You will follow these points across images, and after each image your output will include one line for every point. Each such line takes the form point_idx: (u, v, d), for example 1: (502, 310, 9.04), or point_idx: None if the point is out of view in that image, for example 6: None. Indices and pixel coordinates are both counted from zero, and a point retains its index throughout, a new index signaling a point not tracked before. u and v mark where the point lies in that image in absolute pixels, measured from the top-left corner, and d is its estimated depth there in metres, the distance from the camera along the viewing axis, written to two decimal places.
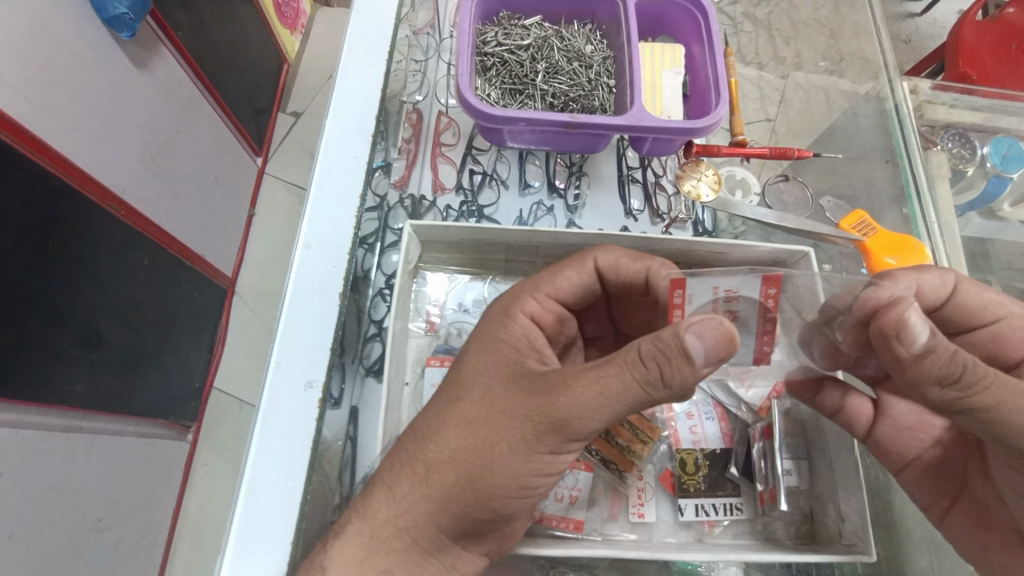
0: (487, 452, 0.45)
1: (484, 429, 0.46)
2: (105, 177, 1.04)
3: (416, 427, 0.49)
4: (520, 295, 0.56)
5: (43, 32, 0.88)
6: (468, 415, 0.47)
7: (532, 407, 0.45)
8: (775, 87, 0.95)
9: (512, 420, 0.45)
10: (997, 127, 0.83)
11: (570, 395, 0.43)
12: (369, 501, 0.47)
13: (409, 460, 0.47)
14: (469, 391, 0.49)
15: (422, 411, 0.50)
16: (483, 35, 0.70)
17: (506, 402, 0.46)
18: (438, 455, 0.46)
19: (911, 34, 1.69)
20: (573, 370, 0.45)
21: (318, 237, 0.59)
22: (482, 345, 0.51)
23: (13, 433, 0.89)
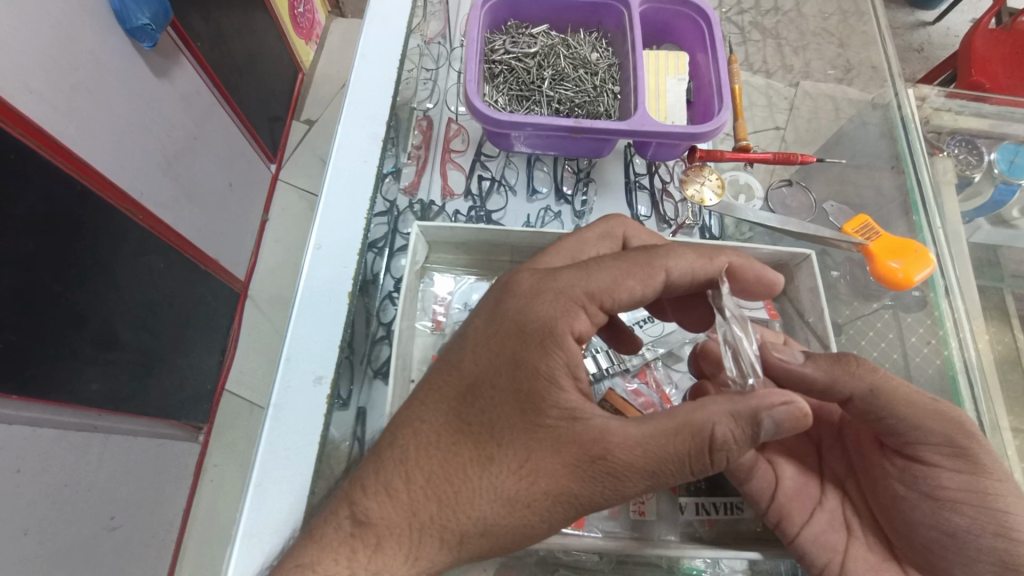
0: (517, 521, 0.44)
1: (519, 501, 0.44)
2: (124, 181, 1.07)
3: (442, 481, 0.45)
4: (562, 308, 0.48)
5: (69, 42, 0.91)
6: (503, 482, 0.44)
7: (578, 469, 0.43)
8: (785, 96, 0.97)
9: (554, 485, 0.44)
10: (1007, 133, 0.83)
11: (628, 470, 0.43)
12: (374, 563, 0.44)
13: (435, 522, 0.44)
14: (504, 449, 0.44)
15: (438, 459, 0.45)
16: (491, 43, 0.72)
17: (552, 469, 0.44)
18: (470, 524, 0.44)
19: (922, 43, 1.69)
20: (630, 439, 0.43)
21: (328, 238, 0.60)
22: (517, 386, 0.46)
23: (31, 430, 0.91)
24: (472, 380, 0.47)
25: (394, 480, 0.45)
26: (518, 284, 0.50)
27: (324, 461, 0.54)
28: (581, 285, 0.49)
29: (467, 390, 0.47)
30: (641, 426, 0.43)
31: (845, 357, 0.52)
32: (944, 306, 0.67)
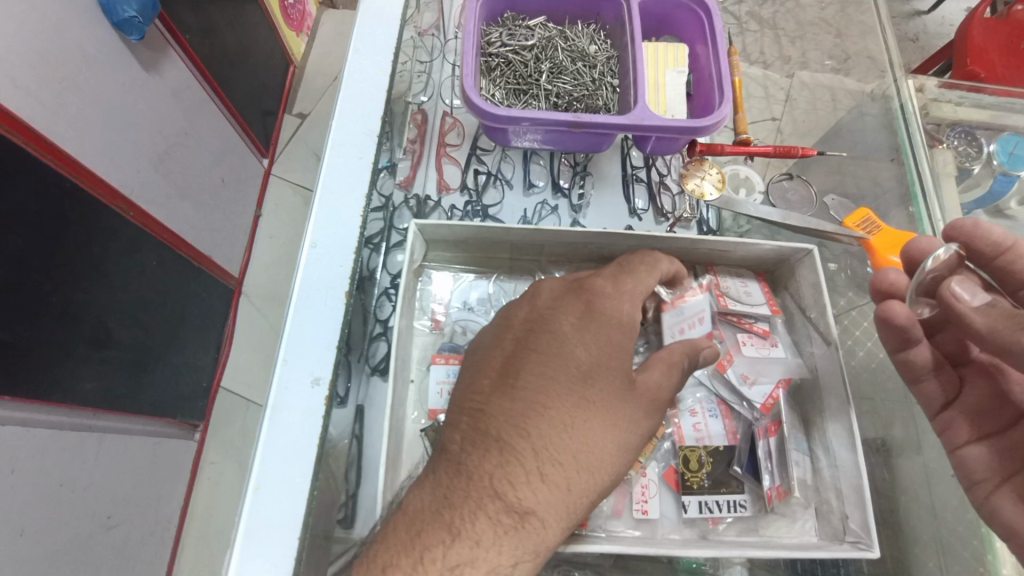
0: (592, 464, 0.50)
1: (586, 445, 0.50)
2: (114, 178, 1.05)
3: (563, 437, 0.50)
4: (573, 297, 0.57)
5: (55, 36, 0.89)
6: (575, 433, 0.50)
7: (645, 406, 0.54)
8: (781, 86, 0.95)
9: (626, 421, 0.53)
10: (1005, 124, 0.83)
11: (657, 393, 0.55)
12: (475, 534, 0.45)
13: (560, 472, 0.49)
14: (561, 406, 0.51)
15: (556, 418, 0.51)
16: (488, 36, 0.71)
17: (620, 410, 0.53)
18: (559, 479, 0.49)
19: (918, 33, 1.68)
20: (656, 373, 0.55)
21: (324, 236, 0.59)
22: (588, 344, 0.54)
23: (24, 430, 0.90)
24: (516, 368, 0.54)
25: (513, 440, 0.49)
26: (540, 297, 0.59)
27: (325, 463, 0.53)
28: (550, 283, 0.60)
29: (504, 369, 0.54)
30: (661, 371, 0.56)
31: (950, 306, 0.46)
32: None
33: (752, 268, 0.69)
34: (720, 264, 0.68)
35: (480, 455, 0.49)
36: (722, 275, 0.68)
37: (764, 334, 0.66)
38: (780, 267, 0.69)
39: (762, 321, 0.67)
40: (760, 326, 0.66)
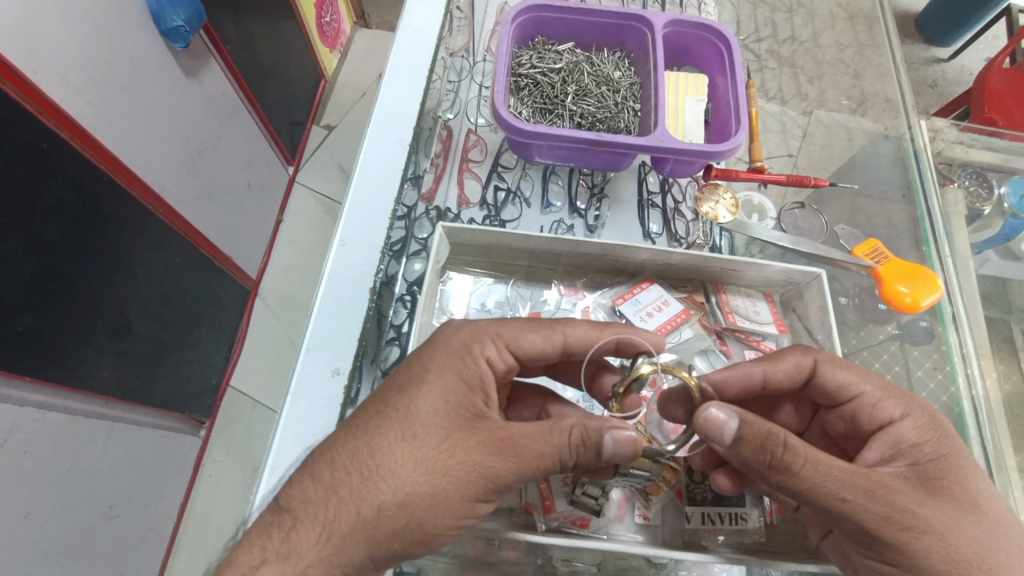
0: (433, 496, 0.44)
1: (437, 472, 0.45)
2: (149, 176, 1.10)
3: (361, 468, 0.45)
4: (445, 343, 0.52)
5: (107, 41, 0.95)
6: (425, 455, 0.45)
7: (484, 458, 0.45)
8: (798, 123, 0.98)
9: (464, 464, 0.45)
10: (1015, 168, 0.84)
11: (527, 450, 0.46)
12: (286, 546, 0.44)
13: (351, 497, 0.44)
14: (424, 428, 0.46)
15: (392, 449, 0.45)
16: (518, 58, 0.74)
17: (463, 444, 0.46)
18: (386, 497, 0.44)
19: (936, 79, 1.71)
20: (531, 427, 0.47)
21: (353, 235, 0.62)
22: (437, 386, 0.49)
23: (40, 413, 0.93)
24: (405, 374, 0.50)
25: (320, 464, 0.46)
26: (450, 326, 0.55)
27: None
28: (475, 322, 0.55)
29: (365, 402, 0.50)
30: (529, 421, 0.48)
31: (770, 443, 0.45)
32: (953, 339, 0.68)
33: (761, 289, 0.70)
34: (729, 284, 0.69)
35: (316, 477, 0.46)
36: (732, 293, 0.69)
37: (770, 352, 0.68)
38: (788, 289, 0.69)
39: (770, 339, 0.68)
40: (768, 344, 0.67)
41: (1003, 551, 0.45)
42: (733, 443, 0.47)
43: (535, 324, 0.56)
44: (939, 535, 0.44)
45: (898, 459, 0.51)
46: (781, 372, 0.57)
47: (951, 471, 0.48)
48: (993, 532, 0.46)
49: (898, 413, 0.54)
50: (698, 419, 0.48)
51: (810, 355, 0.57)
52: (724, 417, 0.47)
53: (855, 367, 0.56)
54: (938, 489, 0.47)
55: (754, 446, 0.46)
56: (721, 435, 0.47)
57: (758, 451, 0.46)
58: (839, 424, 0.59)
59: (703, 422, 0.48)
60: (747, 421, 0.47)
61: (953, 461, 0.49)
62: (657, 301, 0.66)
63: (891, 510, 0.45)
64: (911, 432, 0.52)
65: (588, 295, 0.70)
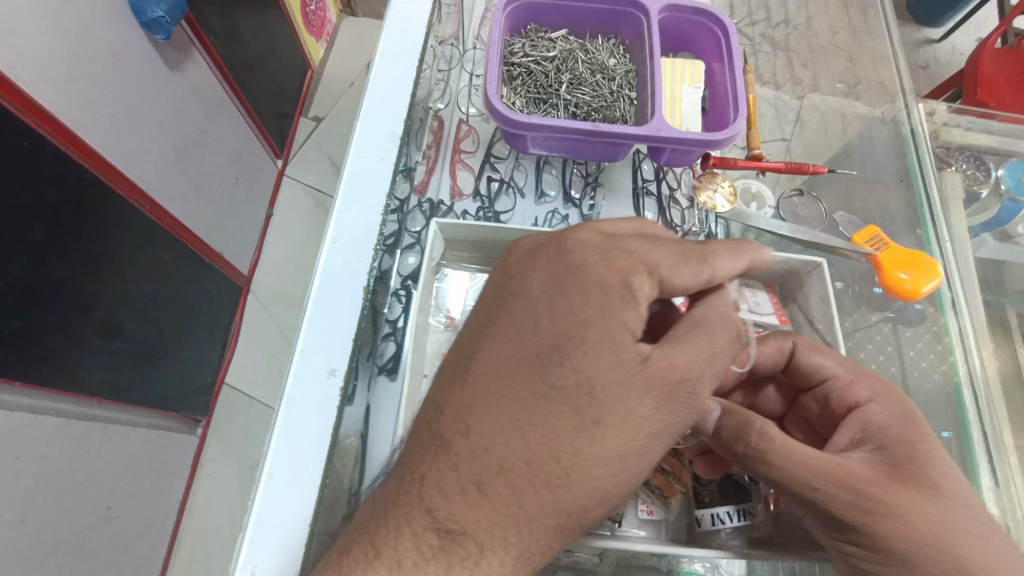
0: (618, 477, 0.42)
1: (618, 456, 0.41)
2: (133, 173, 1.08)
3: (543, 462, 0.40)
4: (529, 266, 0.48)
5: (86, 34, 0.92)
6: (611, 442, 0.41)
7: (656, 395, 0.42)
8: (792, 108, 0.97)
9: (651, 438, 0.42)
10: (1011, 151, 0.84)
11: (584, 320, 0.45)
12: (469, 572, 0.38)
13: (541, 507, 0.39)
14: (609, 411, 0.41)
15: (567, 440, 0.40)
16: (511, 46, 0.73)
17: (647, 415, 0.42)
18: (572, 498, 0.40)
19: (928, 61, 1.71)
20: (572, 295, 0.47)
21: (345, 232, 0.61)
22: (594, 352, 0.42)
23: (32, 417, 0.91)
24: None
25: (489, 479, 0.39)
26: (534, 259, 0.47)
27: (335, 457, 0.54)
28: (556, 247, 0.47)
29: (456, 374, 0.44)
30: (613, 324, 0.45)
31: (746, 434, 0.48)
32: (949, 319, 0.68)
33: (761, 279, 0.70)
34: None
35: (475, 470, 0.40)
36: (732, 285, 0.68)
37: None
38: (789, 279, 0.70)
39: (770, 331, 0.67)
40: None
41: (970, 539, 0.43)
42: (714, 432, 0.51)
43: (646, 237, 0.47)
44: (900, 518, 0.44)
45: (866, 442, 0.50)
46: (765, 352, 0.59)
47: (916, 455, 0.47)
48: (960, 515, 0.44)
49: (865, 396, 0.54)
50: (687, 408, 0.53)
51: (789, 337, 0.59)
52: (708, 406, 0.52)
53: (830, 352, 0.57)
54: (904, 474, 0.46)
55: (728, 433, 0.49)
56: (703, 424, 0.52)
57: (734, 439, 0.49)
58: (815, 407, 0.60)
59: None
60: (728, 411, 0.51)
61: (919, 445, 0.48)
62: None
63: (855, 497, 0.45)
64: (877, 415, 0.51)
65: None
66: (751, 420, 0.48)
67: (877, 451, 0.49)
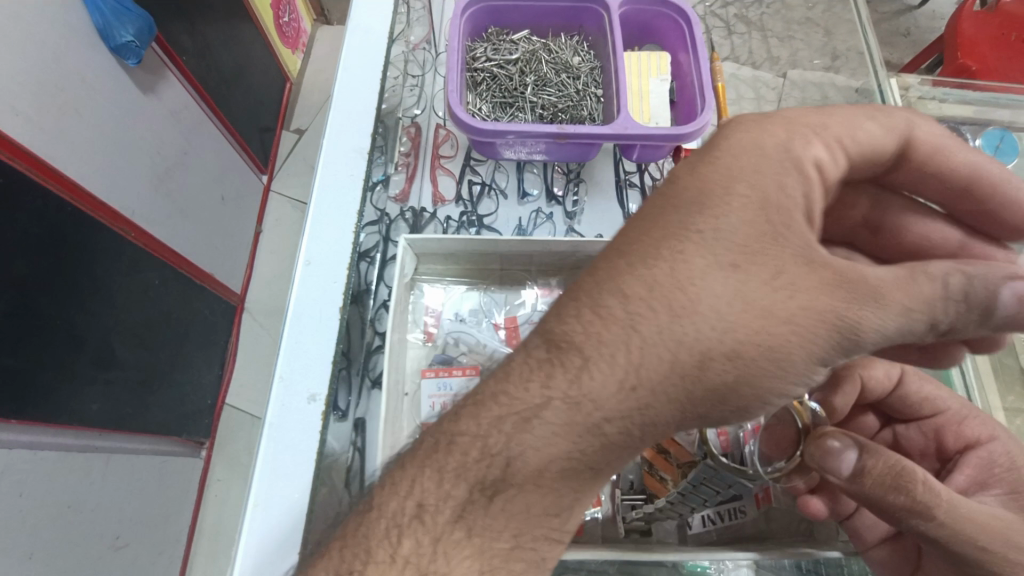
0: (779, 347, 0.35)
1: (777, 314, 0.35)
2: (115, 200, 1.07)
3: (673, 290, 0.35)
4: (760, 144, 0.40)
5: (54, 65, 0.91)
6: (756, 289, 0.35)
7: (826, 279, 0.36)
8: (773, 87, 0.95)
9: (810, 304, 0.36)
10: (991, 118, 0.83)
11: (888, 295, 0.37)
12: (577, 387, 0.33)
13: (655, 338, 0.34)
14: (753, 260, 0.36)
15: (751, 287, 0.35)
16: (472, 51, 0.71)
17: (806, 280, 0.36)
18: (710, 345, 0.34)
19: (909, 28, 1.69)
20: (891, 274, 0.37)
21: (318, 254, 0.60)
22: (754, 200, 0.38)
23: (32, 453, 0.91)
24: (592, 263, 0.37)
25: (605, 297, 0.35)
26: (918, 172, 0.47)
27: (323, 479, 0.53)
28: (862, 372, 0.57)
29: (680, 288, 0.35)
30: (897, 271, 0.38)
31: (903, 473, 0.43)
32: None
33: None
34: None
35: (508, 372, 0.35)
36: None
37: None
38: None
39: None
40: None
41: None
42: (852, 478, 0.44)
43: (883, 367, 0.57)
44: None
45: (993, 487, 0.48)
46: (877, 376, 0.57)
47: None
48: None
49: (984, 433, 0.53)
50: (809, 450, 0.46)
51: (896, 364, 0.58)
52: (840, 446, 0.45)
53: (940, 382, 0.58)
54: None
55: (881, 482, 0.43)
56: (837, 466, 0.45)
57: (887, 486, 0.43)
58: (919, 440, 0.59)
59: (814, 454, 0.46)
60: (865, 453, 0.44)
61: None
62: None
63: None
64: (999, 454, 0.51)
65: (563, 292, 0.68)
66: (902, 465, 0.43)
67: (1009, 496, 0.47)
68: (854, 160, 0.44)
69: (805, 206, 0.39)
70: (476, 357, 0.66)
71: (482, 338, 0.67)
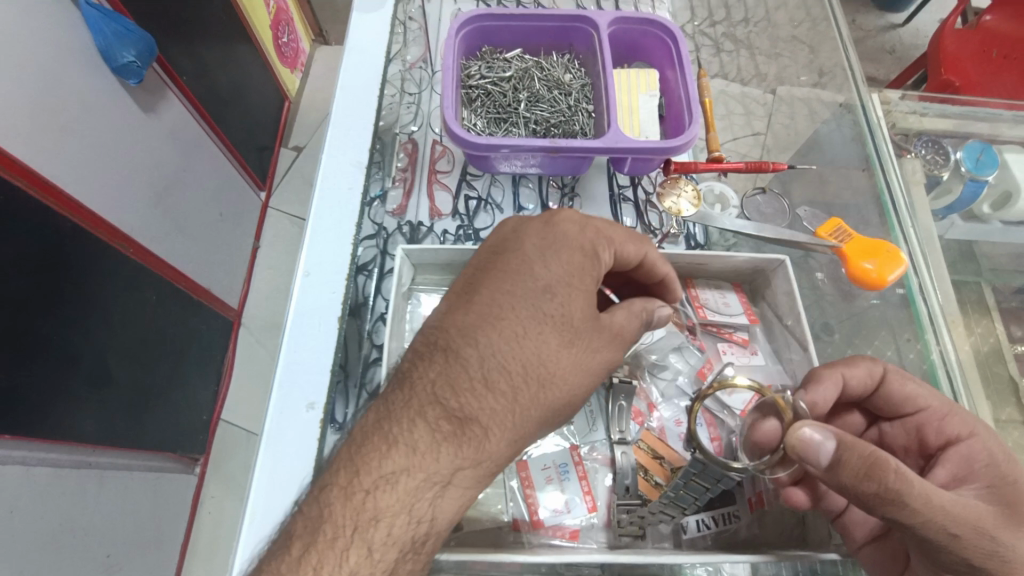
0: (583, 390, 0.50)
1: (584, 369, 0.50)
2: (114, 217, 1.08)
3: (524, 362, 0.47)
4: (574, 240, 0.52)
5: (56, 85, 0.93)
6: (573, 355, 0.49)
7: (609, 336, 0.52)
8: (763, 102, 1.00)
9: (603, 359, 0.51)
10: (972, 131, 0.86)
11: (632, 337, 0.53)
12: (477, 444, 0.44)
13: (527, 400, 0.47)
14: (576, 332, 0.49)
15: (566, 347, 0.49)
16: (467, 69, 0.73)
17: (600, 341, 0.51)
18: (551, 397, 0.48)
19: (894, 45, 1.74)
20: (626, 316, 0.53)
21: (316, 265, 0.61)
22: (570, 281, 0.50)
23: (25, 471, 0.90)
24: (470, 331, 0.47)
25: (487, 372, 0.46)
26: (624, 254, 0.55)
27: None
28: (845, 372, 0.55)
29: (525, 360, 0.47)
30: (626, 315, 0.54)
31: (877, 462, 0.43)
32: (919, 304, 0.68)
33: (730, 280, 0.71)
34: (699, 277, 0.70)
35: (413, 429, 0.43)
36: (701, 287, 0.69)
37: (744, 343, 0.68)
38: (757, 278, 0.70)
39: (741, 330, 0.68)
40: (740, 335, 0.68)
41: None
42: (830, 469, 0.44)
43: (865, 370, 0.55)
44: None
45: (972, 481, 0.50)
46: (857, 377, 0.55)
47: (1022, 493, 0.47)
48: None
49: (965, 431, 0.53)
50: (793, 440, 0.45)
51: (880, 363, 0.56)
52: (821, 436, 0.45)
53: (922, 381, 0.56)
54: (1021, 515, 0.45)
55: (856, 473, 0.43)
56: (816, 458, 0.45)
57: (861, 475, 0.43)
58: (903, 437, 0.58)
59: (796, 445, 0.45)
60: (845, 443, 0.44)
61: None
62: None
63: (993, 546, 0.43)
64: (980, 451, 0.51)
65: None
66: (876, 454, 0.43)
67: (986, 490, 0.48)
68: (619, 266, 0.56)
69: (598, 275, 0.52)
70: None
71: None
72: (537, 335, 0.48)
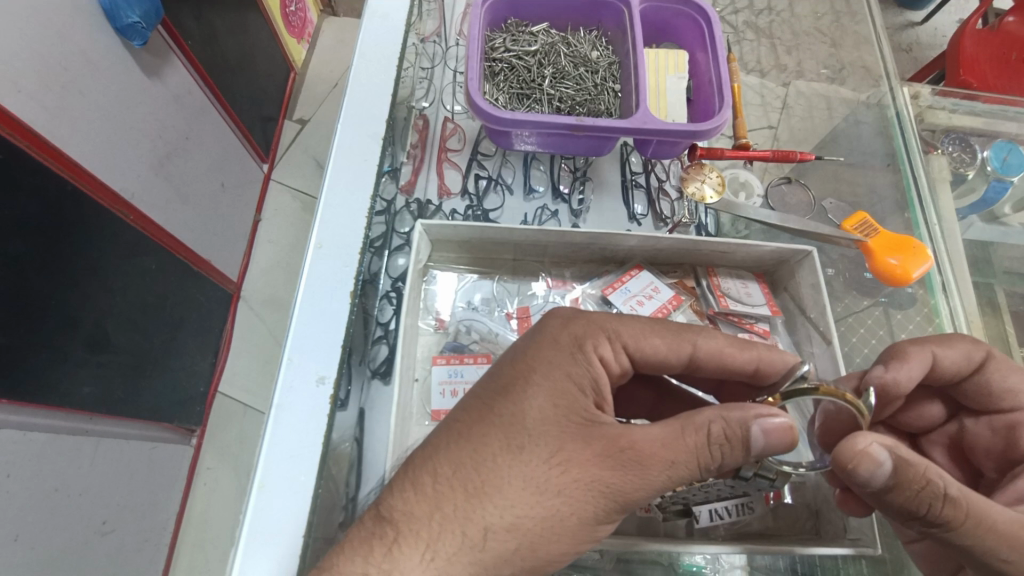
0: (552, 514, 0.42)
1: (552, 489, 0.43)
2: (115, 182, 1.06)
3: (468, 472, 0.43)
4: (552, 340, 0.51)
5: (59, 42, 0.90)
6: (535, 470, 0.43)
7: (597, 451, 0.43)
8: (777, 95, 0.96)
9: (580, 479, 0.43)
10: (997, 131, 0.84)
11: (654, 461, 0.43)
12: (388, 561, 0.41)
13: (457, 516, 0.42)
14: (534, 437, 0.44)
15: (531, 463, 0.43)
16: (492, 42, 0.72)
17: (579, 458, 0.43)
18: (496, 517, 0.42)
19: (911, 44, 1.71)
20: (658, 432, 0.43)
21: (329, 237, 0.60)
22: (546, 387, 0.47)
23: (21, 435, 0.89)
24: (432, 435, 0.47)
25: (421, 475, 0.44)
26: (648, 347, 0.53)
27: (327, 467, 0.53)
28: (936, 349, 0.53)
29: (477, 475, 0.43)
30: (666, 429, 0.43)
31: (933, 489, 0.40)
32: (941, 302, 0.68)
33: (753, 270, 0.70)
34: (720, 266, 0.69)
35: (347, 547, 0.42)
36: (723, 276, 0.68)
37: (765, 334, 0.67)
38: (780, 269, 0.69)
39: (763, 321, 0.68)
40: (761, 326, 0.67)
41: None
42: (883, 487, 0.41)
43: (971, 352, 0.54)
44: None
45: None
46: (950, 356, 0.53)
47: None
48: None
49: None
50: (845, 457, 0.41)
51: (982, 346, 0.54)
52: (878, 459, 0.40)
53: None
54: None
55: (907, 495, 0.41)
56: (867, 480, 0.41)
57: (912, 500, 0.41)
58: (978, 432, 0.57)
59: (848, 465, 0.41)
60: (902, 465, 0.40)
61: None
62: (648, 288, 0.66)
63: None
64: None
65: (577, 287, 0.70)
66: (936, 480, 0.40)
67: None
68: (642, 362, 0.54)
69: (590, 387, 0.48)
70: (488, 345, 0.66)
71: (494, 327, 0.67)
72: (487, 447, 0.44)
